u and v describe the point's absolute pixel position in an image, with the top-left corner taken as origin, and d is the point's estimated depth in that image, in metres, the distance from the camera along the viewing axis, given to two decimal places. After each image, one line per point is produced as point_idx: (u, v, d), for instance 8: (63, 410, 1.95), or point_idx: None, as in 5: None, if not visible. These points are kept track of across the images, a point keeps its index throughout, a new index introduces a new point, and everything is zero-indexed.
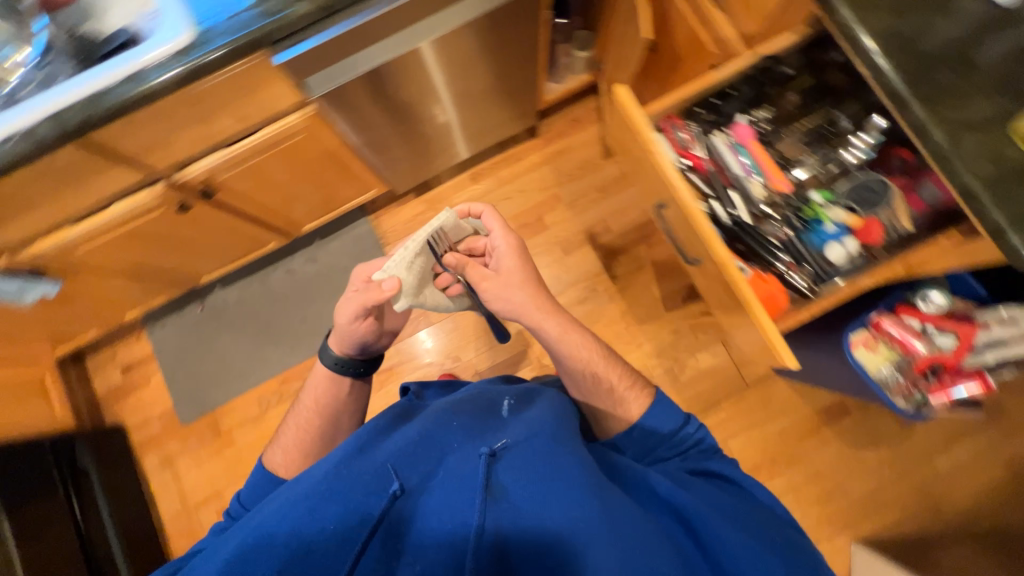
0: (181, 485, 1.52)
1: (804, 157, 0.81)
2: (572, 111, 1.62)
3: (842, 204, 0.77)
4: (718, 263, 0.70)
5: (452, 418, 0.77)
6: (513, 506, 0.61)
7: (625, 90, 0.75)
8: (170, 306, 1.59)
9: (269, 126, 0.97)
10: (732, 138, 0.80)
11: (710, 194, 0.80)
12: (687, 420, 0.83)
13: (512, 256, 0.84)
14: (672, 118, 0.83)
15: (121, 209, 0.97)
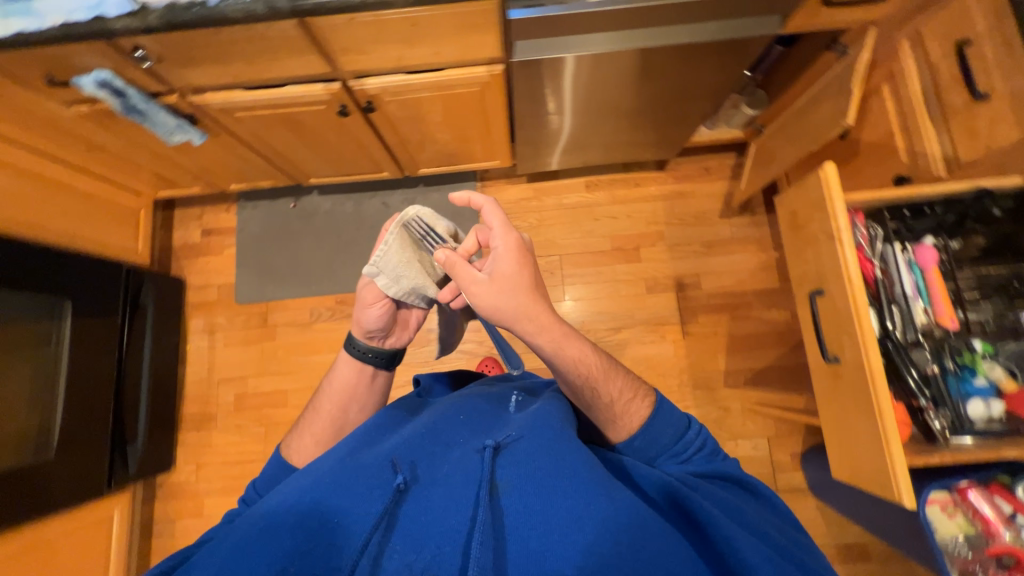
0: (213, 356, 1.57)
1: (977, 303, 0.83)
2: (707, 160, 1.60)
3: (1001, 364, 0.80)
4: (867, 365, 0.72)
5: (457, 410, 0.71)
6: (514, 508, 0.55)
7: (833, 167, 0.75)
8: (267, 192, 1.64)
9: (455, 69, 0.99)
10: (914, 257, 0.83)
11: (875, 301, 0.81)
12: (690, 424, 0.72)
13: (514, 259, 0.60)
14: (858, 212, 0.85)
15: (293, 92, 1.00)
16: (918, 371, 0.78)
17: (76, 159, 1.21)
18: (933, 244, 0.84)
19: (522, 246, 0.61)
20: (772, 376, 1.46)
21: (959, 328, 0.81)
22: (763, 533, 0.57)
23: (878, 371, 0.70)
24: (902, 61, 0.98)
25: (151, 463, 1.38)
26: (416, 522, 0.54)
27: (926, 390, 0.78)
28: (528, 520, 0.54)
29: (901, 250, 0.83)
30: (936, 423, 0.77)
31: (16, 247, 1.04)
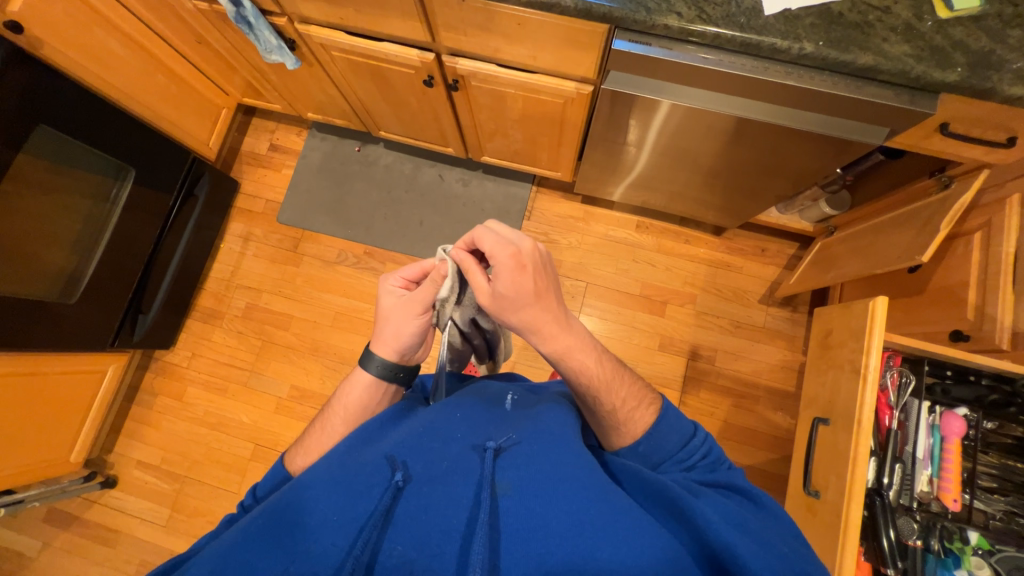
0: (240, 260, 1.64)
1: (988, 496, 0.86)
2: (766, 242, 1.54)
3: (991, 565, 0.82)
4: (842, 513, 0.77)
5: (455, 409, 0.64)
6: (514, 511, 0.50)
7: (883, 305, 0.79)
8: (339, 129, 1.70)
9: (547, 76, 0.99)
10: (939, 423, 0.88)
11: (881, 453, 0.88)
12: (695, 431, 0.65)
13: (513, 274, 0.55)
14: (894, 356, 0.92)
15: (389, 50, 1.02)
16: (896, 536, 0.83)
17: (183, 46, 1.29)
18: (963, 416, 0.88)
19: (523, 260, 0.55)
20: (753, 477, 1.40)
21: (960, 513, 0.85)
22: (771, 544, 0.51)
23: (853, 525, 0.75)
24: (1006, 214, 0.90)
25: (155, 337, 1.47)
26: (416, 520, 0.50)
27: (899, 561, 0.82)
28: (528, 525, 0.49)
29: (927, 410, 0.90)
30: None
31: (105, 107, 1.12)
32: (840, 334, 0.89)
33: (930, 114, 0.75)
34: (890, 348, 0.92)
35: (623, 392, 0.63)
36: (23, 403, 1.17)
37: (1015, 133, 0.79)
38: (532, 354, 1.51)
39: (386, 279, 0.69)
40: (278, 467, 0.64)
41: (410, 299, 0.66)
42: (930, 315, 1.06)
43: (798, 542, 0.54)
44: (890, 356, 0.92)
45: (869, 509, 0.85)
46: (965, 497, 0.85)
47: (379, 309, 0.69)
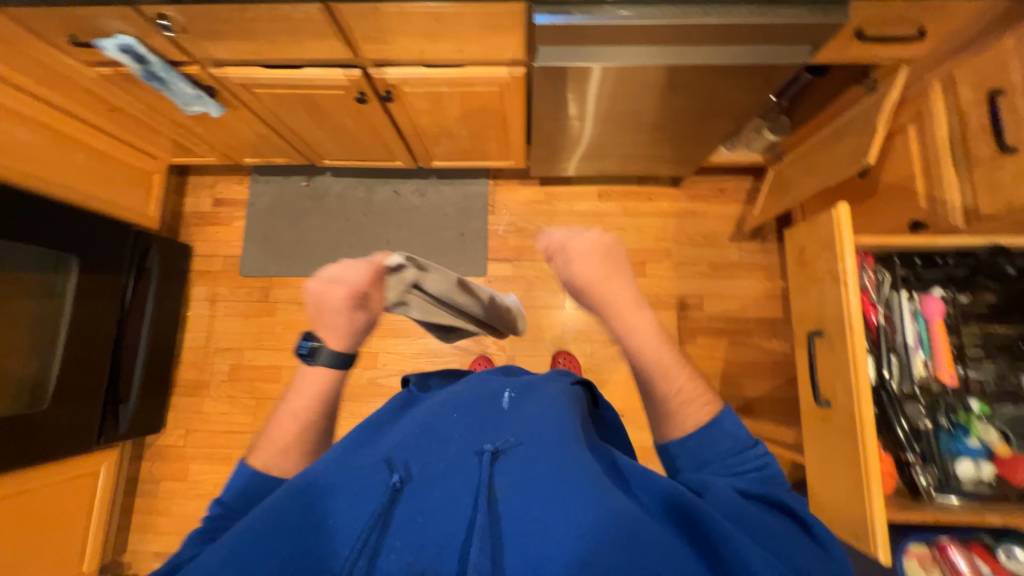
0: (212, 324, 1.58)
1: (978, 364, 0.91)
2: (723, 181, 1.59)
3: (997, 427, 0.88)
4: (857, 416, 0.80)
5: (452, 407, 0.63)
6: (513, 515, 0.50)
7: (847, 210, 0.83)
8: (281, 168, 1.65)
9: (477, 67, 0.98)
10: (920, 308, 0.92)
11: (875, 349, 0.92)
12: (753, 443, 0.60)
13: (581, 263, 0.69)
14: (868, 256, 0.95)
15: (313, 75, 1.00)
16: (908, 423, 0.89)
17: (96, 119, 1.23)
18: (940, 295, 0.93)
19: (592, 244, 0.70)
20: (765, 407, 1.45)
21: (957, 386, 0.90)
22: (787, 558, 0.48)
23: (867, 422, 0.78)
24: (931, 103, 0.97)
25: (142, 422, 1.40)
26: (414, 523, 0.50)
27: (914, 444, 0.88)
28: (525, 530, 0.49)
29: (908, 299, 0.94)
30: (920, 478, 0.87)
31: (28, 200, 1.05)
32: (811, 248, 0.92)
33: (843, 22, 0.79)
34: (862, 250, 0.95)
35: (679, 387, 0.63)
36: (16, 526, 1.10)
37: (922, 23, 0.84)
38: (529, 344, 1.51)
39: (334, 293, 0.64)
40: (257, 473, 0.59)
41: (360, 315, 0.67)
42: (885, 211, 1.12)
43: (803, 543, 0.50)
44: (864, 257, 0.95)
45: (880, 406, 0.90)
46: (959, 371, 0.90)
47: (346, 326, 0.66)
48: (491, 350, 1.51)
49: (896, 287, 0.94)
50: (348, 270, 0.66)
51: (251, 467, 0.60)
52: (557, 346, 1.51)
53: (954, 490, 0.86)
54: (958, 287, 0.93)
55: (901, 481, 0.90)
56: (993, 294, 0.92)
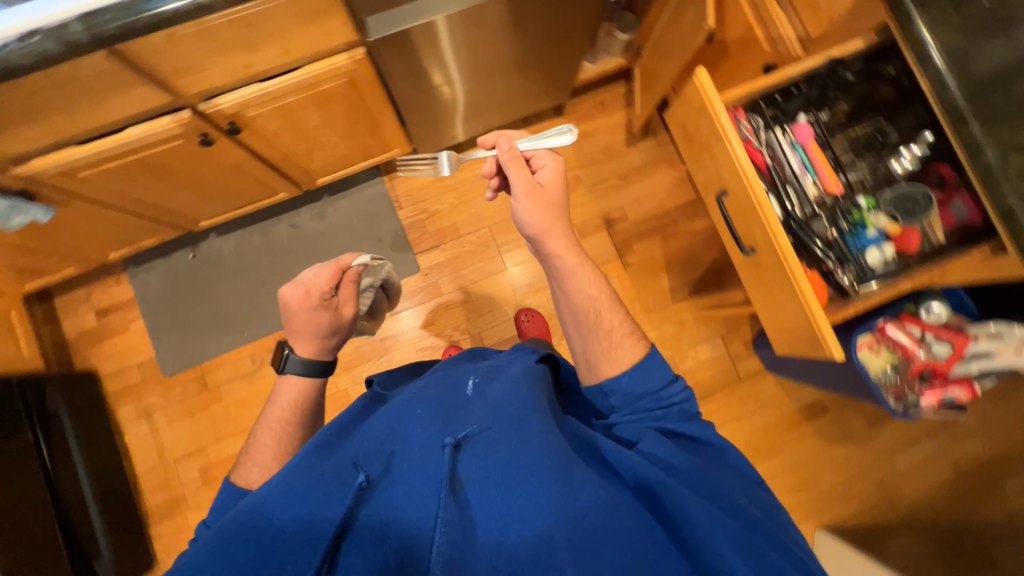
0: (160, 438, 1.43)
1: (854, 165, 1.00)
2: (600, 95, 1.63)
3: (886, 212, 0.95)
4: (776, 249, 0.88)
5: (415, 404, 0.65)
6: (478, 506, 0.53)
7: (705, 74, 0.89)
8: (157, 250, 1.48)
9: (314, 63, 0.91)
10: (793, 136, 1.00)
11: (772, 186, 0.99)
12: (675, 380, 0.72)
13: (552, 179, 0.76)
14: (738, 109, 1.01)
15: (138, 133, 0.88)
16: (819, 238, 0.96)
17: None
18: (805, 119, 1.00)
19: (550, 177, 0.76)
20: (711, 281, 1.57)
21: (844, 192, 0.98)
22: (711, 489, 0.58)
23: (787, 250, 0.86)
24: None
25: (128, 568, 1.26)
26: (378, 521, 0.51)
27: (829, 253, 0.94)
28: (489, 517, 0.52)
29: (782, 134, 1.00)
30: (844, 279, 0.94)
31: None
32: (691, 123, 0.98)
33: None
34: (732, 105, 1.01)
35: (615, 325, 0.74)
36: None
37: None
38: (489, 316, 1.52)
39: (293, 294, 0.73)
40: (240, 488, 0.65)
41: (319, 316, 0.74)
42: (741, 67, 1.20)
43: (719, 472, 0.62)
44: (735, 110, 1.00)
45: (795, 233, 0.96)
46: (842, 178, 0.99)
47: (322, 318, 0.74)
48: (457, 338, 1.50)
49: (769, 127, 1.01)
50: (313, 274, 0.75)
51: (234, 484, 0.66)
52: (516, 307, 1.53)
53: (874, 278, 0.95)
54: (817, 108, 1.01)
55: (832, 291, 0.96)
56: (846, 103, 1.00)
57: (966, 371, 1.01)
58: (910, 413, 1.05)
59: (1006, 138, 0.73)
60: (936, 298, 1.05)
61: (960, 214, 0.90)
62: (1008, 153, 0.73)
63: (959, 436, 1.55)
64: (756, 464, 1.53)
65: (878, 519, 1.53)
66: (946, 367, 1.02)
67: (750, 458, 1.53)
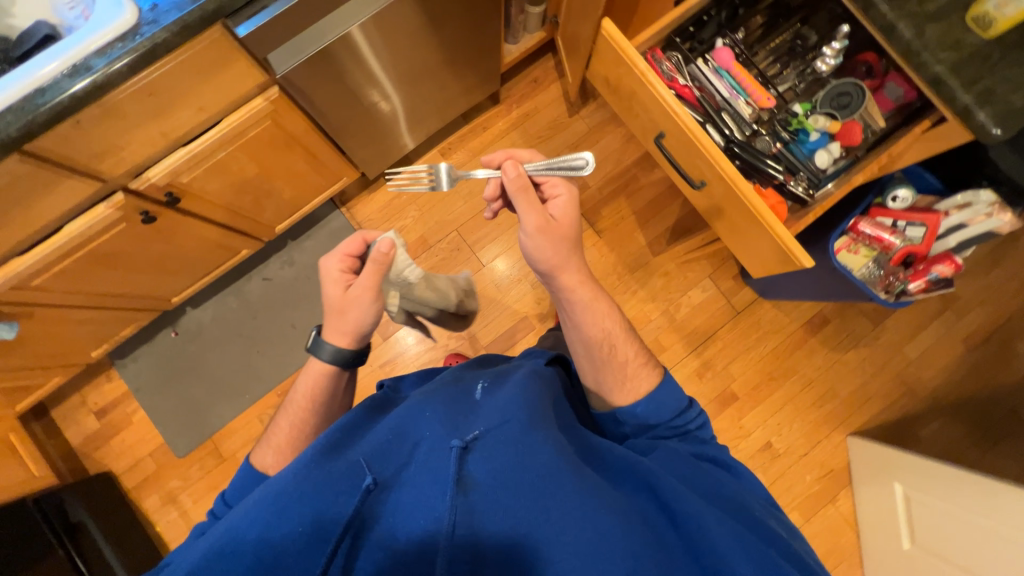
0: (190, 519, 1.42)
1: (782, 75, 0.98)
2: (531, 73, 1.62)
3: (823, 113, 0.94)
4: (724, 177, 0.86)
5: (426, 406, 0.65)
6: (484, 504, 0.52)
7: (610, 24, 0.89)
8: (139, 336, 1.47)
9: (231, 113, 0.90)
10: (716, 62, 0.96)
11: (705, 117, 0.96)
12: (689, 403, 0.77)
13: (566, 208, 0.78)
14: (655, 49, 0.98)
15: (78, 227, 0.87)
16: (764, 155, 0.93)
17: None
18: (723, 43, 0.97)
19: (563, 211, 0.77)
20: (686, 225, 1.57)
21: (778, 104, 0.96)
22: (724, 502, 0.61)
23: (732, 173, 0.85)
24: None
25: None
26: (385, 522, 0.52)
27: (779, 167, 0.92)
28: (496, 512, 0.52)
29: (704, 63, 0.97)
30: (798, 188, 0.92)
31: None
32: (615, 77, 0.98)
33: None
34: (648, 48, 0.98)
35: (630, 354, 0.79)
36: None
37: None
38: (480, 316, 1.51)
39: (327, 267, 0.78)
40: (257, 470, 0.73)
41: (338, 293, 0.76)
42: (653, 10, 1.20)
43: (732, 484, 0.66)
44: (653, 53, 0.97)
45: (740, 157, 0.94)
46: (773, 92, 0.97)
47: (327, 294, 0.75)
48: (454, 345, 1.50)
49: (689, 60, 0.98)
50: (350, 246, 0.78)
51: (252, 467, 0.74)
52: (504, 300, 1.53)
53: (827, 180, 0.94)
54: (733, 28, 0.98)
55: (792, 202, 0.93)
56: (758, 18, 0.99)
57: (945, 246, 1.04)
58: (905, 301, 1.05)
59: (911, 12, 0.74)
60: (901, 183, 1.06)
61: (895, 95, 0.91)
62: (920, 24, 0.74)
63: (960, 311, 1.57)
64: (775, 390, 1.54)
65: (905, 412, 1.54)
66: (925, 247, 1.03)
67: (767, 386, 1.54)
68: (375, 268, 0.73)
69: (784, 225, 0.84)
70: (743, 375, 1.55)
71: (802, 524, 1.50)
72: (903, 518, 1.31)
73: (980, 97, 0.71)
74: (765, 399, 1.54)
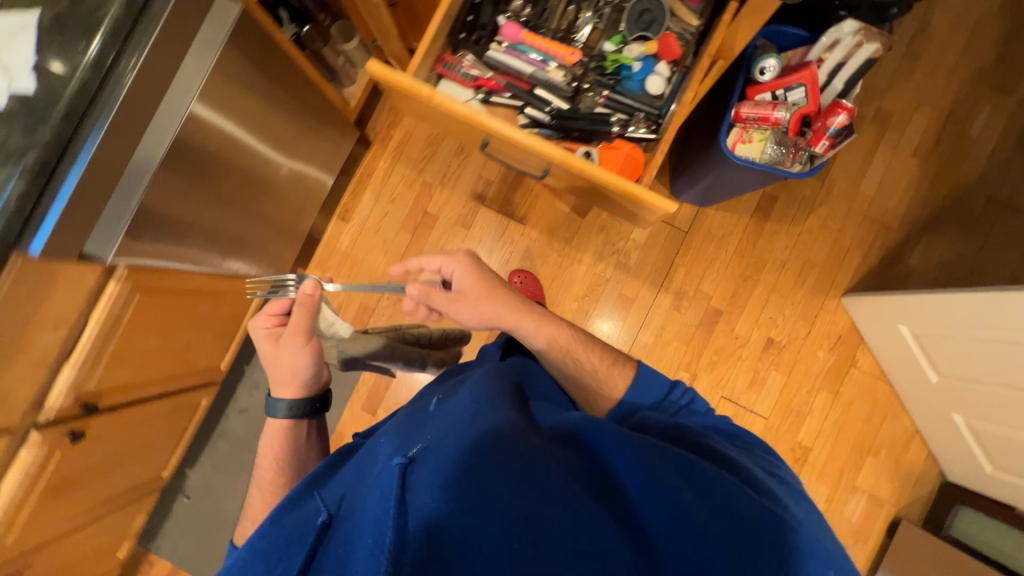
0: None
1: (579, 22, 0.85)
2: (386, 100, 1.56)
3: (634, 39, 0.82)
4: (563, 163, 0.74)
5: (380, 444, 0.72)
6: (437, 501, 0.56)
7: (375, 62, 0.70)
8: (157, 514, 1.50)
9: (95, 310, 0.88)
10: (507, 41, 0.83)
11: (522, 104, 0.85)
12: (674, 387, 0.89)
13: (472, 275, 0.93)
14: (444, 58, 0.83)
15: (13, 480, 0.87)
16: (591, 116, 0.84)
17: None
18: (507, 17, 0.83)
19: (464, 281, 0.93)
20: None
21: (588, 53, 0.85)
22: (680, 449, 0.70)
23: (572, 159, 0.72)
24: None
25: None
26: (341, 546, 0.56)
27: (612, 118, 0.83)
28: (451, 505, 0.56)
29: (497, 48, 0.84)
30: (638, 130, 0.83)
31: None
32: None
33: None
34: (438, 62, 0.83)
35: (595, 361, 0.91)
36: None
37: None
38: None
39: (256, 331, 0.89)
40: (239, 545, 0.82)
41: (273, 345, 0.86)
42: None
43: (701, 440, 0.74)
44: (442, 61, 0.83)
45: (576, 129, 0.84)
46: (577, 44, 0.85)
47: (262, 350, 0.86)
48: None
49: (482, 52, 0.85)
50: (268, 307, 0.90)
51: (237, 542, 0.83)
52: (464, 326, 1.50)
53: (667, 104, 0.84)
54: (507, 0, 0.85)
55: (642, 144, 0.84)
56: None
57: (832, 93, 0.98)
58: (818, 166, 0.99)
59: None
60: (764, 51, 0.99)
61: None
62: None
63: (901, 127, 1.49)
64: (754, 286, 1.50)
65: (889, 249, 1.48)
66: (814, 105, 0.97)
67: (746, 286, 1.50)
68: (305, 307, 0.86)
69: (642, 186, 0.73)
70: (718, 288, 1.51)
71: (836, 398, 1.47)
72: (921, 353, 1.28)
73: None
74: (749, 300, 1.50)
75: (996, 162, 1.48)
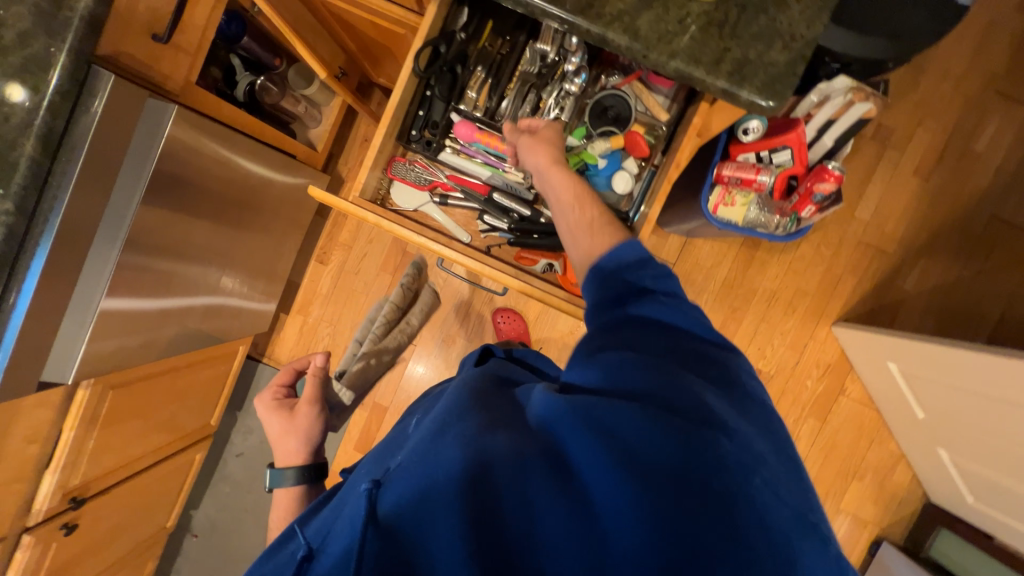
0: None
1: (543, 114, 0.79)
2: (356, 134, 1.48)
3: (598, 135, 0.79)
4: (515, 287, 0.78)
5: (363, 471, 0.59)
6: (409, 523, 0.44)
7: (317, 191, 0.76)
8: (169, 553, 1.56)
9: (69, 414, 0.90)
10: (462, 141, 0.80)
11: (480, 208, 0.85)
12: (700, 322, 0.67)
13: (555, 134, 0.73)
14: (395, 159, 0.82)
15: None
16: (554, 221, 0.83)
17: None
18: (461, 115, 0.79)
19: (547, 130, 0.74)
20: None
21: None
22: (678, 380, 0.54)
23: (524, 287, 0.76)
24: None
25: None
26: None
27: None
28: (424, 527, 0.43)
29: (452, 147, 0.82)
30: None
31: None
32: None
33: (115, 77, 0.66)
34: (389, 164, 0.82)
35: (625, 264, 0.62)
36: None
37: None
38: None
39: (263, 403, 0.83)
40: None
41: (285, 413, 0.80)
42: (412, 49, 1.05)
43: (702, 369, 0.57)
44: (396, 162, 0.82)
45: (537, 237, 0.82)
46: None
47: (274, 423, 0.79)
48: None
49: (437, 150, 0.81)
50: (278, 381, 0.87)
51: None
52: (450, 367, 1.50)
53: (635, 205, 0.81)
54: (460, 91, 0.79)
55: None
56: (479, 64, 0.78)
57: (821, 150, 0.93)
58: (802, 230, 0.96)
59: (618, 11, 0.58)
60: None
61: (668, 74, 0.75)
62: (632, 20, 0.58)
63: (900, 145, 1.40)
64: (743, 317, 1.47)
65: (884, 274, 1.43)
66: (802, 164, 0.91)
67: (735, 317, 1.47)
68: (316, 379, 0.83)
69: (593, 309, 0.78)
70: None
71: (823, 425, 1.48)
72: (908, 389, 1.26)
73: (732, 73, 0.58)
74: (738, 331, 1.47)
75: (1003, 178, 1.39)
